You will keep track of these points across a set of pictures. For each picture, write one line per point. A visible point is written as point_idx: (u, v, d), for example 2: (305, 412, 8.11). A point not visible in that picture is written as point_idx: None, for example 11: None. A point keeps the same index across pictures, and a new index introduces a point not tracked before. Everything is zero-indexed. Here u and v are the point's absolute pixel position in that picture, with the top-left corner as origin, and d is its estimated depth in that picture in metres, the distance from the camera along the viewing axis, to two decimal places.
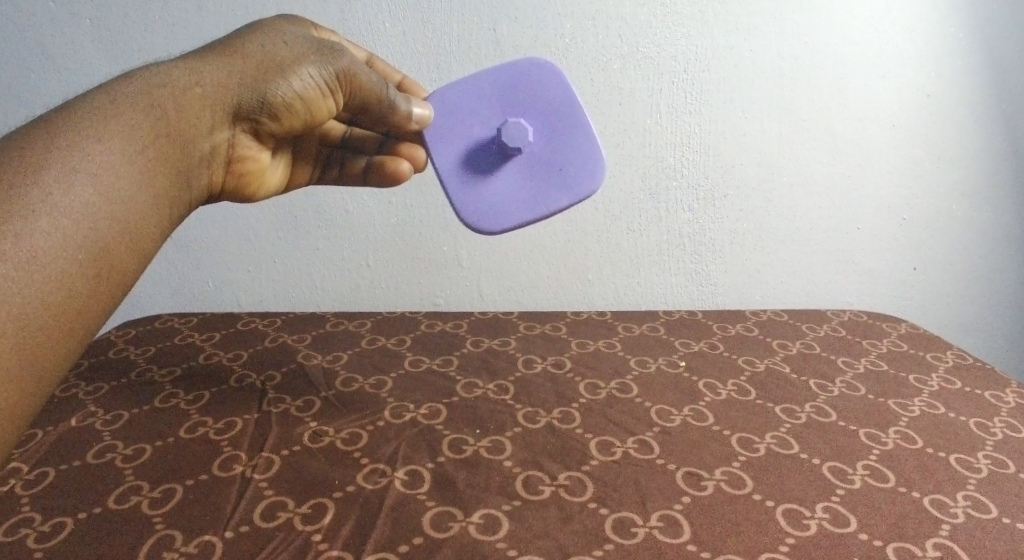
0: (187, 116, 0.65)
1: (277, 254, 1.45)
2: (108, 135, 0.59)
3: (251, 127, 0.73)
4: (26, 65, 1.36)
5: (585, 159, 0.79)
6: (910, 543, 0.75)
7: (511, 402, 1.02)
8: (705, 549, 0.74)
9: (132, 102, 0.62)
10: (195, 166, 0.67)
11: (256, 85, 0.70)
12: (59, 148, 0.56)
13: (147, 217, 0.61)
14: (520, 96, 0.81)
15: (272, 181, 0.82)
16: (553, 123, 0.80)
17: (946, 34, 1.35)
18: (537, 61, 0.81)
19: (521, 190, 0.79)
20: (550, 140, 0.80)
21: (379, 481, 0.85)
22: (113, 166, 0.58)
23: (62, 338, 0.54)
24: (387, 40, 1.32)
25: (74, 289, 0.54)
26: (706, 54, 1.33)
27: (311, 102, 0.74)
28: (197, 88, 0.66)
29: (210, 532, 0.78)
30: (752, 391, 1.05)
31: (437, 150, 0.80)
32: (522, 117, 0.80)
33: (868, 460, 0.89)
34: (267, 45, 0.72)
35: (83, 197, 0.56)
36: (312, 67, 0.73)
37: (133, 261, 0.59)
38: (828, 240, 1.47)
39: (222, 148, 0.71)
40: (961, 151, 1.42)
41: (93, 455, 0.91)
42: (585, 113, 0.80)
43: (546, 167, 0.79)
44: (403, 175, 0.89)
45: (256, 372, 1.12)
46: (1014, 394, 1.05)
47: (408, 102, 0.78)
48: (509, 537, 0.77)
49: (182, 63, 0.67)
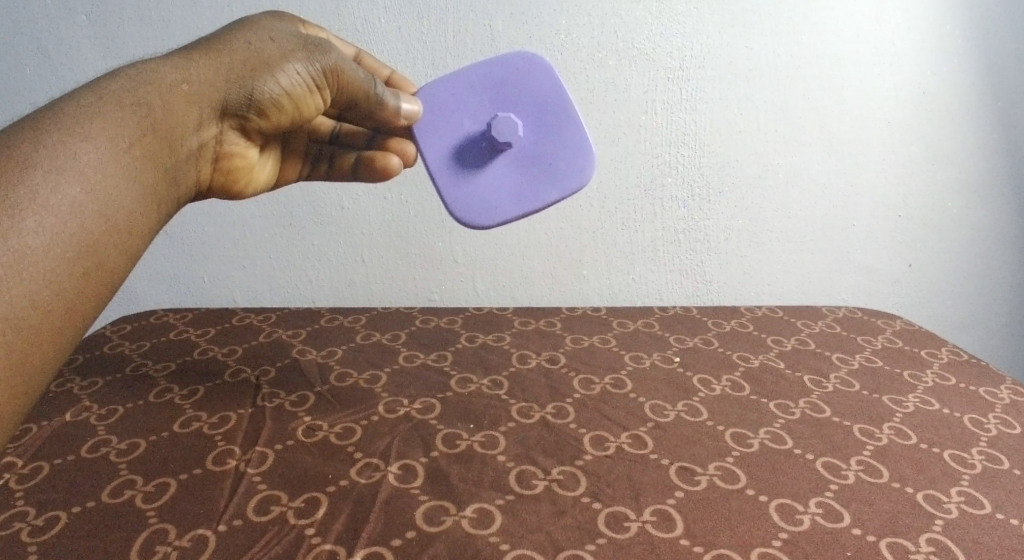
0: (173, 114, 0.65)
1: (271, 250, 1.45)
2: (94, 133, 0.59)
3: (239, 123, 0.73)
4: (20, 58, 1.35)
5: (575, 153, 0.80)
6: (903, 539, 0.75)
7: (505, 397, 1.03)
8: (698, 544, 0.74)
9: (118, 100, 0.62)
10: (183, 163, 0.67)
11: (243, 81, 0.70)
12: (46, 145, 0.56)
13: (137, 213, 0.60)
14: (510, 90, 0.80)
15: (260, 178, 0.81)
16: (543, 118, 0.80)
17: (941, 31, 1.35)
18: (526, 55, 0.81)
19: (512, 183, 0.79)
20: (540, 135, 0.80)
21: (372, 475, 0.85)
22: (101, 164, 0.58)
23: (54, 335, 0.53)
24: (381, 36, 1.32)
25: (63, 287, 0.54)
26: (701, 50, 1.33)
27: (298, 99, 0.74)
28: (183, 85, 0.66)
29: (203, 526, 0.78)
30: (746, 387, 1.05)
31: (427, 147, 0.80)
32: (512, 112, 0.80)
33: (862, 455, 0.89)
34: (254, 41, 0.71)
35: (70, 194, 0.56)
36: (299, 63, 0.73)
37: (120, 258, 0.59)
38: (823, 235, 1.47)
39: (209, 145, 0.71)
40: (956, 147, 1.42)
41: (87, 450, 0.91)
42: (576, 108, 0.80)
43: (536, 162, 0.79)
44: (393, 171, 0.88)
45: (251, 366, 1.12)
46: (1009, 390, 1.05)
47: (397, 98, 0.78)
48: (502, 532, 0.77)
49: (168, 60, 0.67)
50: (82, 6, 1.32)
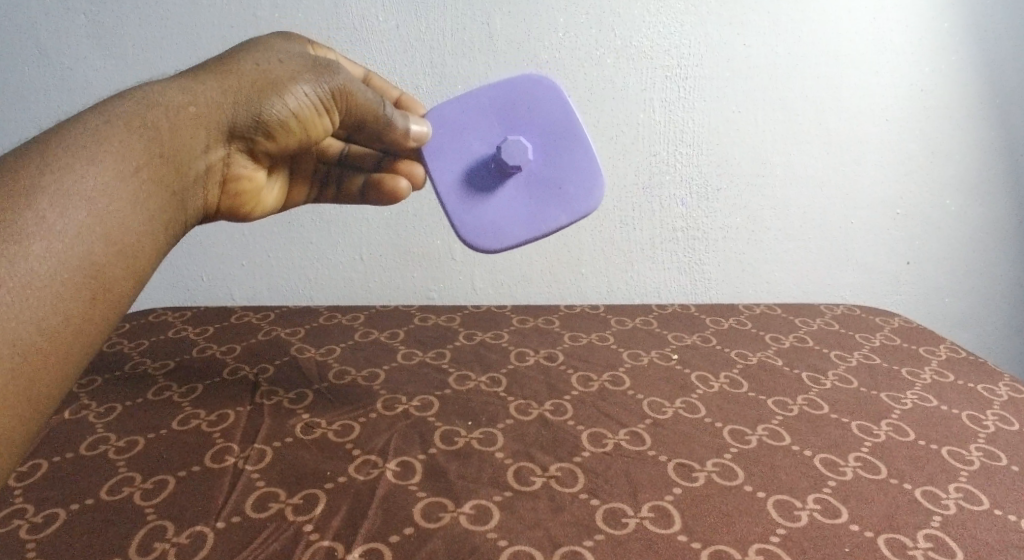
0: (180, 137, 0.64)
1: (272, 253, 1.46)
2: (100, 156, 0.58)
3: (247, 146, 0.72)
4: (18, 59, 1.34)
5: (584, 176, 0.80)
6: (900, 535, 0.75)
7: (503, 394, 1.03)
8: (696, 541, 0.74)
9: (125, 123, 0.61)
10: (190, 186, 0.66)
11: (251, 103, 0.69)
12: (51, 170, 0.55)
13: (144, 237, 0.60)
14: (520, 112, 0.81)
15: (268, 200, 0.81)
16: (552, 140, 0.80)
17: (939, 28, 1.35)
18: (536, 78, 0.81)
19: (521, 206, 0.79)
20: (549, 157, 0.80)
21: (370, 472, 0.86)
22: (107, 188, 0.57)
23: (61, 360, 0.53)
24: (381, 35, 1.32)
25: (70, 313, 0.53)
26: (700, 49, 1.34)
27: (306, 121, 0.73)
28: (191, 107, 0.65)
29: (201, 523, 0.78)
30: (744, 383, 1.06)
31: (435, 168, 0.80)
32: (521, 134, 0.80)
33: (860, 452, 0.89)
34: (262, 63, 0.70)
35: (76, 220, 0.55)
36: (307, 84, 0.72)
37: (128, 281, 0.58)
38: (820, 234, 1.47)
39: (217, 167, 0.70)
40: (954, 146, 1.42)
41: (86, 447, 0.91)
42: (585, 131, 0.80)
43: (545, 185, 0.80)
44: (400, 194, 0.88)
45: (250, 364, 1.12)
46: (1008, 387, 1.05)
47: (405, 120, 0.78)
48: (499, 528, 0.77)
49: (175, 82, 0.66)
50: (81, 6, 1.31)
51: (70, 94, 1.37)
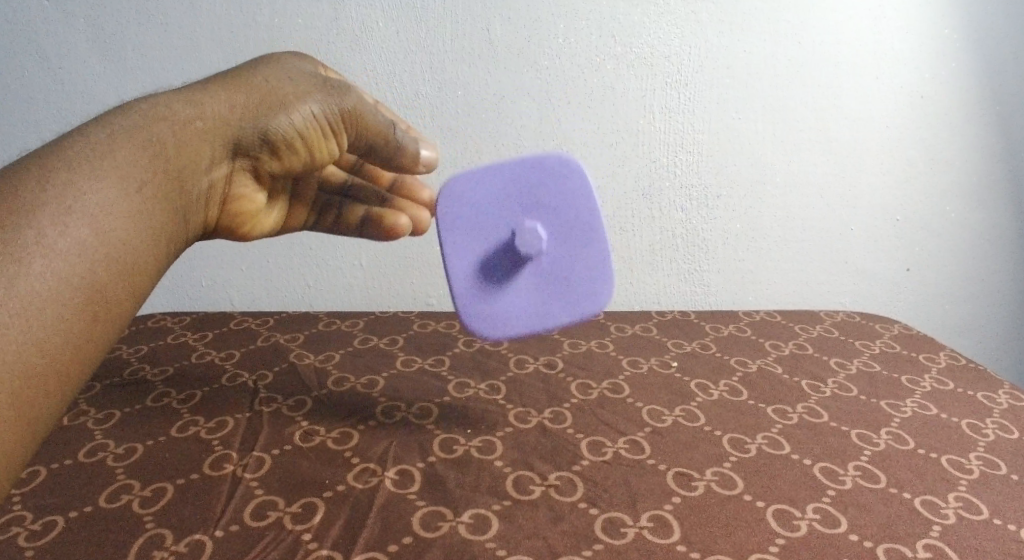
0: (186, 151, 0.64)
1: (272, 259, 1.45)
2: (104, 171, 0.57)
3: (251, 163, 0.72)
4: (16, 62, 1.34)
5: (589, 281, 0.82)
6: (900, 544, 0.75)
7: (502, 402, 1.03)
8: (695, 550, 0.74)
9: (130, 136, 0.60)
10: (193, 202, 0.66)
11: (258, 121, 0.69)
12: (54, 185, 0.55)
13: (144, 255, 0.59)
14: (540, 192, 0.81)
15: (266, 223, 0.80)
16: (567, 232, 0.81)
17: (940, 34, 1.35)
18: (565, 159, 0.80)
19: (523, 285, 0.81)
20: (559, 247, 0.81)
21: (369, 481, 0.85)
22: (109, 205, 0.57)
23: (59, 379, 0.52)
24: (379, 39, 1.32)
25: (68, 333, 0.53)
26: (700, 54, 1.33)
27: (313, 142, 0.73)
28: (198, 120, 0.65)
29: (200, 532, 0.78)
30: (743, 391, 1.05)
31: (447, 216, 0.79)
32: (536, 215, 0.80)
33: (859, 461, 0.89)
34: (272, 80, 0.71)
35: (77, 237, 0.54)
36: (315, 104, 0.72)
37: (126, 298, 0.58)
38: (819, 239, 1.47)
39: (220, 185, 0.70)
40: (955, 153, 1.42)
41: (84, 455, 0.91)
42: (599, 240, 0.82)
43: (550, 279, 0.82)
44: (401, 230, 0.88)
45: (248, 371, 1.12)
46: (1007, 395, 1.05)
47: (416, 143, 0.79)
48: (498, 538, 0.76)
49: (182, 95, 0.66)
50: (80, 9, 1.31)
51: (70, 98, 1.36)
